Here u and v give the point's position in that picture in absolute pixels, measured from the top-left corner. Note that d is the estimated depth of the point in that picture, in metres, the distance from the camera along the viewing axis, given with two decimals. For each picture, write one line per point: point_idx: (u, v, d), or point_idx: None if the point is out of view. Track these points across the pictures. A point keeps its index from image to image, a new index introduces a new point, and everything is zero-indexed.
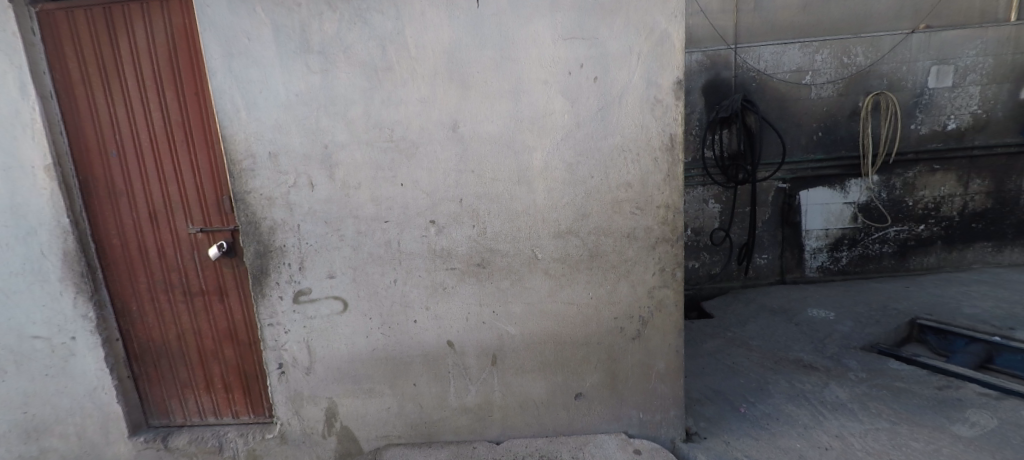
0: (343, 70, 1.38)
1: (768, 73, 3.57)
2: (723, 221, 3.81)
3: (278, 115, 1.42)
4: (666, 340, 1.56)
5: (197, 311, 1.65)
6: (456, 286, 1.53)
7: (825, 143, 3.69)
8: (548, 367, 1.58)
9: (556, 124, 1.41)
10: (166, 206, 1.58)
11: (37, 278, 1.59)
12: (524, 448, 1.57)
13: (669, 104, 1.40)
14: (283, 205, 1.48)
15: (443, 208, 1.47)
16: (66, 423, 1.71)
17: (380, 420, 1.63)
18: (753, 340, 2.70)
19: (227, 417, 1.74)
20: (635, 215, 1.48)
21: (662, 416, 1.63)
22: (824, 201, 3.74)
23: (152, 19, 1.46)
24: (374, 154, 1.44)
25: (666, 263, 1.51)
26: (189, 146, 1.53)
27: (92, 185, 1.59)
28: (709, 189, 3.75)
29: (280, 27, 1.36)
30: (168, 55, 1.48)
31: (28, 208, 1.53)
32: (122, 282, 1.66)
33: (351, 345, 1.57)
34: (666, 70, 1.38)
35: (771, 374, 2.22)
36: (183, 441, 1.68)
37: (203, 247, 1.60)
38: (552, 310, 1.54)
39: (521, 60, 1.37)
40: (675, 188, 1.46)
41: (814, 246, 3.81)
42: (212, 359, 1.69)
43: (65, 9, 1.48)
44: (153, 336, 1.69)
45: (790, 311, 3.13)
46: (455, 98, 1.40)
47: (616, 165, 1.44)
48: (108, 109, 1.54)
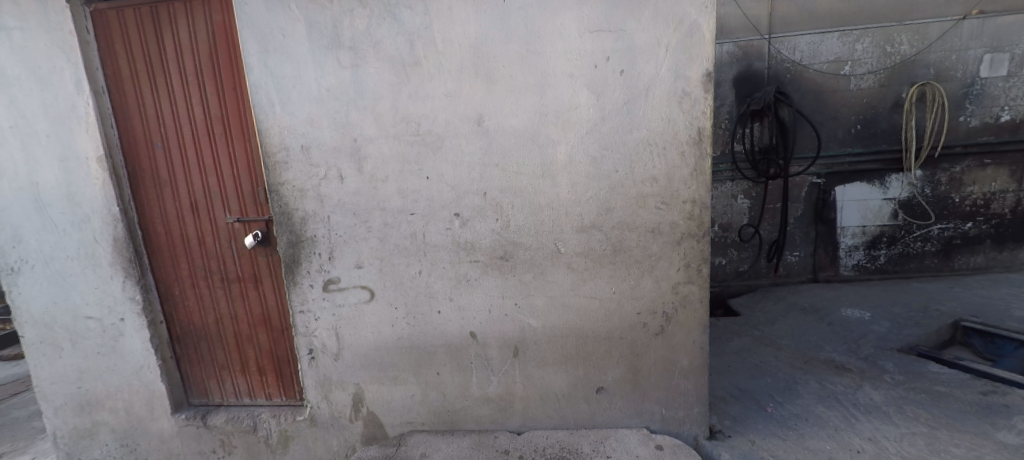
0: (372, 65, 1.42)
1: (804, 63, 3.43)
2: (752, 217, 3.70)
3: (310, 110, 1.47)
4: (690, 337, 1.54)
5: (233, 297, 1.73)
6: (480, 278, 1.55)
7: (863, 136, 3.52)
8: (569, 360, 1.58)
9: (581, 117, 1.40)
10: (206, 196, 1.66)
11: (90, 262, 1.71)
12: (545, 439, 1.58)
13: (698, 97, 1.36)
14: (314, 197, 1.53)
15: (468, 200, 1.49)
16: (116, 398, 1.83)
17: (404, 407, 1.68)
18: (781, 340, 2.62)
19: (260, 399, 1.83)
20: (660, 210, 1.46)
21: (685, 413, 1.61)
22: (860, 197, 3.57)
23: (195, 17, 1.53)
24: (402, 147, 1.47)
25: (692, 258, 1.48)
26: (227, 139, 1.60)
27: (139, 175, 1.69)
28: (738, 184, 3.65)
29: (313, 24, 1.40)
30: (209, 51, 1.55)
31: (83, 196, 1.65)
32: (166, 267, 1.76)
33: (377, 333, 1.62)
34: (695, 61, 1.34)
35: (800, 374, 2.15)
36: (221, 419, 1.78)
37: (239, 237, 1.68)
38: (574, 304, 1.54)
39: (547, 53, 1.36)
40: (703, 182, 1.42)
41: (848, 244, 3.65)
42: (248, 343, 1.77)
43: (116, 9, 1.57)
44: (193, 320, 1.79)
45: (821, 310, 3.01)
46: (481, 93, 1.41)
47: (642, 159, 1.42)
48: (154, 103, 1.62)
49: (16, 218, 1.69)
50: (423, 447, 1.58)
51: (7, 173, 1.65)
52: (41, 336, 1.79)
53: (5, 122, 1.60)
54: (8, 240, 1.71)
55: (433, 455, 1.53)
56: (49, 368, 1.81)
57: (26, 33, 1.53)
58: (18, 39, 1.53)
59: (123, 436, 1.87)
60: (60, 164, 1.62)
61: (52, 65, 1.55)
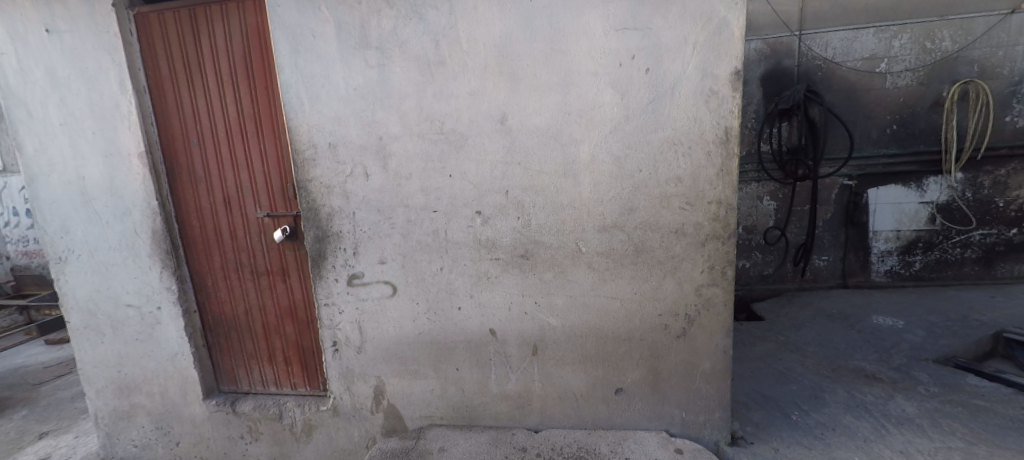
0: (398, 64, 1.44)
1: (837, 61, 3.30)
2: (778, 219, 3.59)
3: (338, 108, 1.50)
4: (713, 340, 1.51)
5: (262, 289, 1.79)
6: (500, 275, 1.56)
7: (900, 137, 3.37)
8: (588, 361, 1.58)
9: (604, 116, 1.39)
10: (238, 192, 1.72)
11: (131, 253, 1.80)
12: (563, 438, 1.58)
13: (725, 96, 1.33)
14: (340, 193, 1.57)
15: (489, 199, 1.50)
16: (152, 383, 1.92)
17: (424, 401, 1.71)
18: (807, 346, 2.54)
19: (286, 388, 1.89)
20: (684, 211, 1.43)
21: (706, 418, 1.59)
22: (895, 200, 3.42)
23: (230, 19, 1.59)
24: (425, 146, 1.49)
25: (716, 261, 1.45)
26: (258, 137, 1.66)
27: (177, 171, 1.77)
28: (764, 185, 3.55)
29: (341, 25, 1.44)
30: (243, 52, 1.61)
31: (125, 190, 1.74)
32: (200, 259, 1.84)
33: (399, 328, 1.65)
34: (723, 60, 1.31)
35: (827, 382, 2.08)
36: (250, 406, 1.85)
37: (268, 231, 1.73)
38: (594, 304, 1.53)
39: (572, 52, 1.36)
40: (729, 183, 1.39)
41: (880, 249, 3.51)
42: (275, 334, 1.83)
43: (157, 12, 1.65)
44: (225, 310, 1.86)
45: (851, 317, 2.90)
46: (505, 91, 1.42)
47: (666, 159, 1.40)
48: (191, 102, 1.70)
49: (65, 210, 1.80)
50: (441, 441, 1.60)
51: (58, 168, 1.76)
52: (86, 321, 1.90)
53: (57, 121, 1.71)
54: (59, 230, 1.82)
55: (451, 449, 1.55)
56: (93, 352, 1.93)
57: (75, 36, 1.62)
58: (69, 42, 1.63)
59: (159, 418, 1.96)
60: (105, 160, 1.72)
61: (99, 66, 1.64)
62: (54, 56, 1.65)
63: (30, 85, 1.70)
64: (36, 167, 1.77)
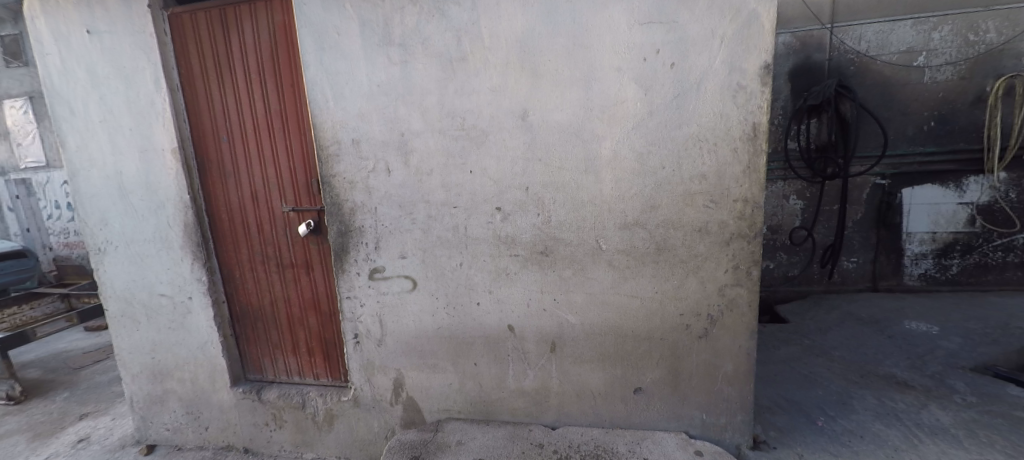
0: (421, 61, 1.45)
1: (871, 54, 3.16)
2: (805, 219, 3.48)
3: (361, 105, 1.53)
4: (736, 342, 1.47)
5: (287, 281, 1.84)
6: (519, 272, 1.56)
7: (938, 134, 3.21)
8: (607, 359, 1.57)
9: (627, 111, 1.37)
10: (265, 187, 1.77)
11: (164, 245, 1.88)
12: (580, 436, 1.58)
13: (754, 90, 1.29)
14: (363, 189, 1.60)
15: (510, 195, 1.50)
16: (183, 369, 2.01)
17: (442, 394, 1.73)
18: (835, 351, 2.45)
19: (309, 378, 1.94)
20: (708, 209, 1.40)
21: (727, 421, 1.55)
22: (930, 201, 3.26)
23: (258, 18, 1.63)
24: (447, 142, 1.50)
25: (741, 261, 1.41)
26: (285, 133, 1.70)
27: (207, 166, 1.83)
28: (791, 184, 3.44)
29: (365, 22, 1.46)
30: (270, 50, 1.65)
31: (159, 185, 1.81)
32: (229, 252, 1.90)
33: (418, 322, 1.68)
34: (752, 53, 1.27)
35: (855, 388, 2.01)
36: (274, 395, 1.91)
37: (293, 225, 1.78)
38: (614, 302, 1.52)
39: (595, 47, 1.34)
40: (756, 180, 1.34)
41: (913, 252, 3.36)
42: (299, 326, 1.88)
43: (190, 12, 1.70)
44: (251, 301, 1.92)
45: (881, 322, 2.79)
46: (527, 87, 1.41)
47: (691, 155, 1.37)
48: (221, 100, 1.75)
49: (104, 203, 1.89)
50: (459, 434, 1.62)
51: (98, 163, 1.84)
52: (123, 309, 2.00)
53: (97, 118, 1.80)
54: (98, 223, 1.92)
55: (469, 443, 1.56)
56: (129, 338, 2.03)
57: (114, 36, 1.70)
58: (108, 43, 1.71)
59: (189, 404, 2.04)
60: (141, 156, 1.79)
61: (137, 66, 1.71)
62: (94, 56, 1.73)
63: (73, 84, 1.79)
64: (78, 163, 1.86)
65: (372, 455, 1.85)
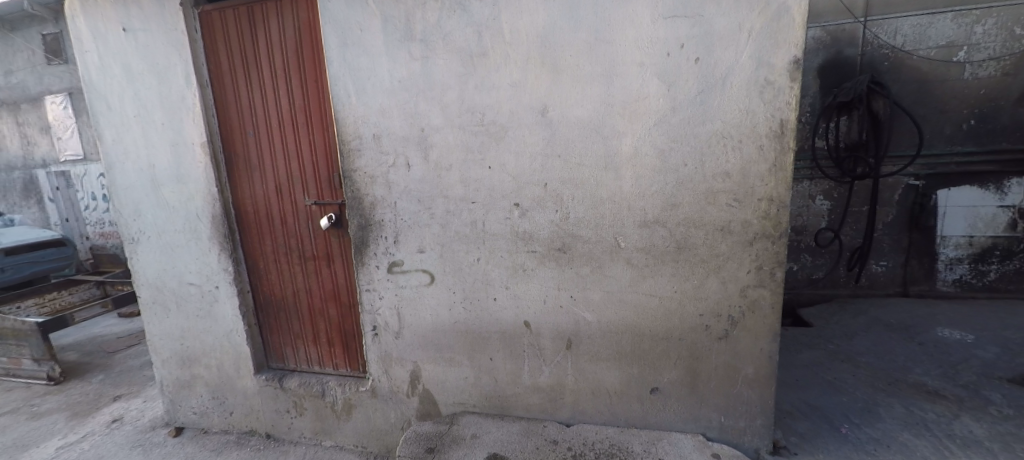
0: (442, 57, 1.46)
1: (907, 49, 3.02)
2: (832, 220, 3.36)
3: (383, 100, 1.55)
4: (758, 345, 1.44)
5: (309, 272, 1.89)
6: (536, 268, 1.56)
7: (978, 133, 3.05)
8: (623, 358, 1.55)
9: (649, 108, 1.35)
10: (289, 180, 1.82)
11: (193, 236, 1.95)
12: (595, 434, 1.57)
13: (782, 86, 1.24)
14: (383, 183, 1.63)
15: (528, 191, 1.50)
16: (210, 356, 2.08)
17: (457, 388, 1.75)
18: (861, 357, 2.37)
19: (328, 367, 1.99)
20: (731, 208, 1.36)
21: (746, 424, 1.52)
22: (967, 203, 3.11)
23: (284, 15, 1.66)
24: (466, 137, 1.51)
25: (765, 261, 1.37)
26: (308, 128, 1.73)
27: (234, 160, 1.89)
28: (817, 184, 3.33)
29: (388, 18, 1.47)
30: (295, 46, 1.68)
31: (189, 178, 1.88)
32: (253, 244, 1.96)
33: (435, 316, 1.70)
34: (782, 47, 1.22)
35: (881, 396, 1.94)
36: (296, 383, 1.96)
37: (315, 218, 1.82)
38: (631, 301, 1.50)
39: (617, 41, 1.32)
40: (782, 179, 1.30)
41: (947, 257, 3.22)
42: (320, 316, 1.93)
43: (219, 10, 1.75)
44: (275, 291, 1.98)
45: (911, 328, 2.68)
46: (547, 83, 1.40)
47: (715, 153, 1.34)
48: (248, 95, 1.80)
49: (137, 195, 1.97)
50: (473, 428, 1.64)
51: (132, 157, 1.93)
52: (155, 297, 2.09)
53: (132, 113, 1.87)
54: (132, 214, 2.01)
55: (483, 437, 1.58)
56: (161, 325, 2.12)
57: (148, 34, 1.76)
58: (142, 41, 1.78)
59: (215, 389, 2.12)
60: (172, 149, 1.86)
61: (169, 63, 1.77)
62: (130, 53, 1.81)
63: (109, 80, 1.87)
64: (115, 157, 1.95)
65: (389, 445, 1.89)
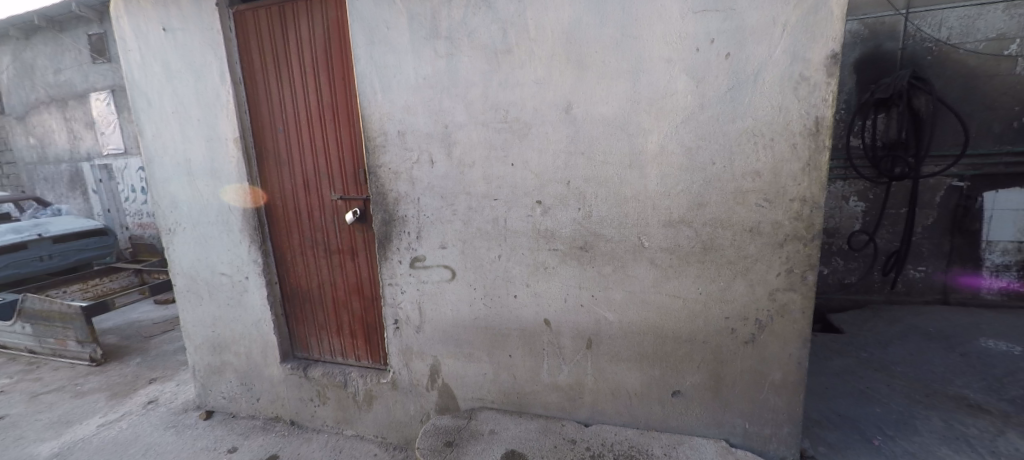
0: (466, 54, 1.47)
1: (953, 42, 2.85)
2: (866, 223, 3.22)
3: (407, 97, 1.57)
4: (786, 350, 1.39)
5: (334, 265, 1.94)
6: (558, 266, 1.55)
7: None
8: (644, 359, 1.53)
9: (676, 105, 1.32)
10: (316, 176, 1.86)
11: (225, 228, 2.02)
12: (614, 435, 1.56)
13: (818, 82, 1.19)
14: (407, 179, 1.65)
15: (551, 188, 1.49)
16: (239, 344, 2.16)
17: (477, 383, 1.76)
18: (895, 366, 2.26)
19: (351, 358, 2.03)
20: (761, 208, 1.31)
21: (772, 432, 1.48)
22: (1017, 207, 2.92)
23: (314, 13, 1.70)
24: (489, 134, 1.51)
25: (796, 264, 1.32)
26: (336, 125, 1.77)
27: (264, 155, 1.95)
28: (851, 185, 3.20)
29: (413, 16, 1.49)
30: (324, 44, 1.71)
31: (222, 172, 1.95)
32: (281, 236, 2.02)
33: (456, 311, 1.71)
34: (819, 42, 1.16)
35: (918, 408, 1.85)
36: (320, 373, 2.02)
37: (341, 213, 1.86)
38: (654, 301, 1.48)
39: (644, 37, 1.30)
40: (817, 179, 1.24)
41: (992, 263, 3.04)
42: (343, 308, 1.98)
43: (252, 9, 1.81)
44: (301, 283, 2.04)
45: (951, 338, 2.54)
46: (572, 79, 1.39)
47: (744, 151, 1.29)
48: (278, 92, 1.85)
49: (174, 188, 2.06)
50: (492, 424, 1.65)
51: (170, 151, 2.01)
52: (189, 286, 2.19)
53: (170, 109, 1.96)
54: (169, 205, 2.10)
55: (502, 433, 1.59)
56: (194, 312, 2.22)
57: (186, 33, 1.84)
58: (181, 40, 1.85)
59: (244, 376, 2.20)
60: (207, 144, 1.94)
61: (206, 61, 1.84)
62: (169, 51, 1.88)
63: (150, 77, 1.96)
64: (154, 151, 2.05)
65: (408, 437, 1.92)
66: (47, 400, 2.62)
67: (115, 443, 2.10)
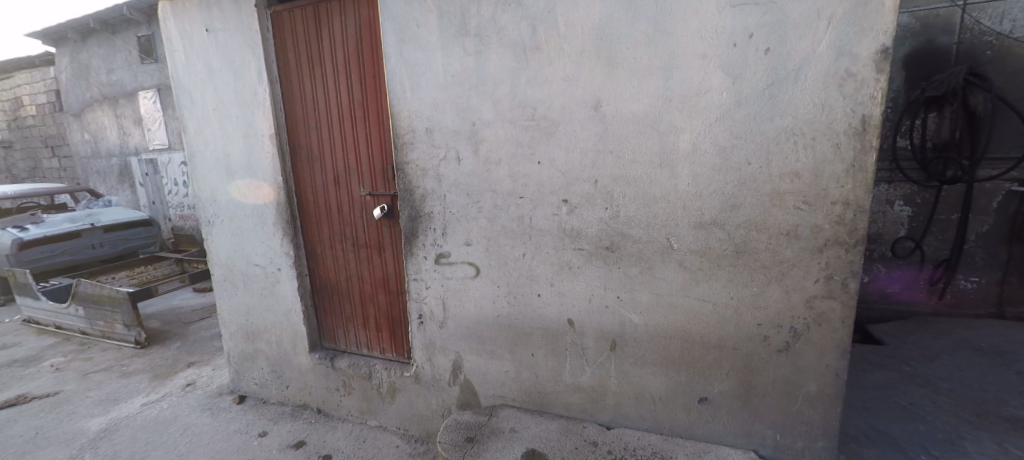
0: (495, 51, 1.47)
1: (1016, 35, 2.64)
2: (912, 229, 3.03)
3: (436, 95, 1.59)
4: (823, 360, 1.33)
5: (362, 259, 1.98)
6: (583, 266, 1.53)
7: None
8: (670, 363, 1.50)
9: (710, 102, 1.27)
10: (346, 172, 1.91)
11: (260, 220, 2.11)
12: (637, 440, 1.53)
13: (866, 78, 1.12)
14: (433, 176, 1.67)
15: (578, 187, 1.47)
16: (271, 333, 2.25)
17: (498, 381, 1.77)
18: (942, 382, 2.12)
19: (376, 351, 2.08)
20: (800, 211, 1.25)
21: (805, 445, 1.42)
22: None
23: (347, 13, 1.74)
24: (516, 132, 1.51)
25: (837, 270, 1.25)
26: (366, 122, 1.81)
27: (297, 151, 2.02)
28: (896, 188, 3.02)
29: (443, 14, 1.50)
30: (356, 43, 1.75)
31: (258, 167, 2.03)
32: (311, 230, 2.09)
33: (479, 308, 1.72)
34: (868, 35, 1.09)
35: (967, 428, 1.72)
36: (346, 363, 2.08)
37: (369, 208, 1.90)
38: (682, 305, 1.44)
39: (678, 33, 1.26)
40: (863, 181, 1.17)
41: None
42: (370, 302, 2.02)
43: (288, 10, 1.87)
44: (330, 276, 2.10)
45: (1006, 355, 2.36)
46: (601, 77, 1.37)
47: (783, 151, 1.23)
48: (312, 90, 1.91)
49: (213, 182, 2.16)
50: (513, 422, 1.65)
51: (210, 147, 2.11)
52: (225, 275, 2.30)
53: (211, 107, 2.05)
54: (208, 198, 2.21)
55: (522, 432, 1.59)
56: (230, 300, 2.32)
57: (227, 34, 1.92)
58: (222, 40, 1.94)
59: (274, 363, 2.29)
60: (245, 140, 2.02)
61: (245, 60, 1.92)
62: (211, 51, 1.97)
63: (193, 76, 2.05)
64: (196, 147, 2.15)
65: (429, 430, 1.95)
66: (97, 379, 2.81)
67: (157, 422, 2.22)
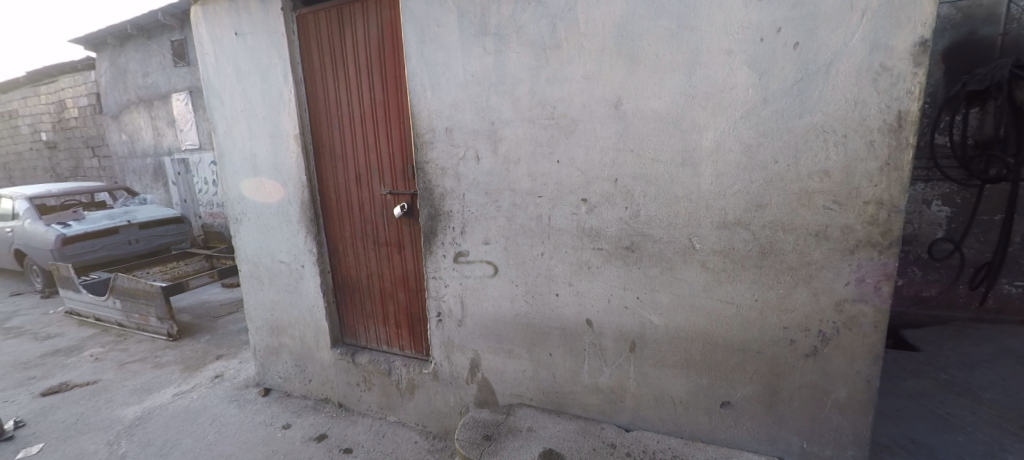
0: (515, 50, 1.47)
1: None
2: (950, 230, 2.88)
3: (456, 94, 1.60)
4: (853, 366, 1.28)
5: (382, 257, 2.02)
6: (602, 266, 1.52)
7: None
8: (691, 366, 1.47)
9: (735, 99, 1.24)
10: (368, 171, 1.95)
11: (284, 218, 2.17)
12: (656, 442, 1.50)
13: (902, 72, 1.07)
14: (453, 175, 1.68)
15: (598, 186, 1.46)
16: (295, 328, 2.32)
17: (515, 379, 1.78)
18: (983, 392, 2.01)
19: (395, 348, 2.12)
20: (830, 211, 1.21)
21: (833, 454, 1.37)
22: None
23: (369, 14, 1.77)
24: (535, 131, 1.51)
25: (869, 273, 1.20)
26: (386, 122, 1.84)
27: (321, 151, 2.07)
28: (933, 187, 2.87)
29: (464, 13, 1.51)
30: (378, 43, 1.78)
31: (284, 166, 2.09)
32: (334, 228, 2.14)
33: (497, 306, 1.73)
34: (905, 27, 1.05)
35: (1011, 441, 1.63)
36: (366, 359, 2.12)
37: (389, 207, 1.93)
38: (704, 307, 1.41)
39: (703, 28, 1.23)
40: (898, 180, 1.12)
41: None
42: (390, 299, 2.06)
43: (313, 12, 1.92)
44: (351, 273, 2.15)
45: None
46: (622, 74, 1.35)
47: (812, 149, 1.19)
48: (335, 90, 1.95)
49: (241, 180, 2.23)
50: (530, 421, 1.66)
51: (239, 146, 2.19)
52: (252, 271, 2.38)
53: (240, 108, 2.13)
54: (236, 196, 2.28)
55: (540, 431, 1.59)
56: (256, 296, 2.40)
57: (255, 37, 1.98)
58: (250, 43, 2.00)
59: (298, 358, 2.36)
60: (271, 140, 2.09)
61: (271, 62, 1.98)
62: (240, 54, 2.04)
63: (223, 78, 2.13)
64: (225, 146, 2.23)
65: (447, 427, 1.97)
66: (133, 369, 2.95)
67: (187, 412, 2.32)
